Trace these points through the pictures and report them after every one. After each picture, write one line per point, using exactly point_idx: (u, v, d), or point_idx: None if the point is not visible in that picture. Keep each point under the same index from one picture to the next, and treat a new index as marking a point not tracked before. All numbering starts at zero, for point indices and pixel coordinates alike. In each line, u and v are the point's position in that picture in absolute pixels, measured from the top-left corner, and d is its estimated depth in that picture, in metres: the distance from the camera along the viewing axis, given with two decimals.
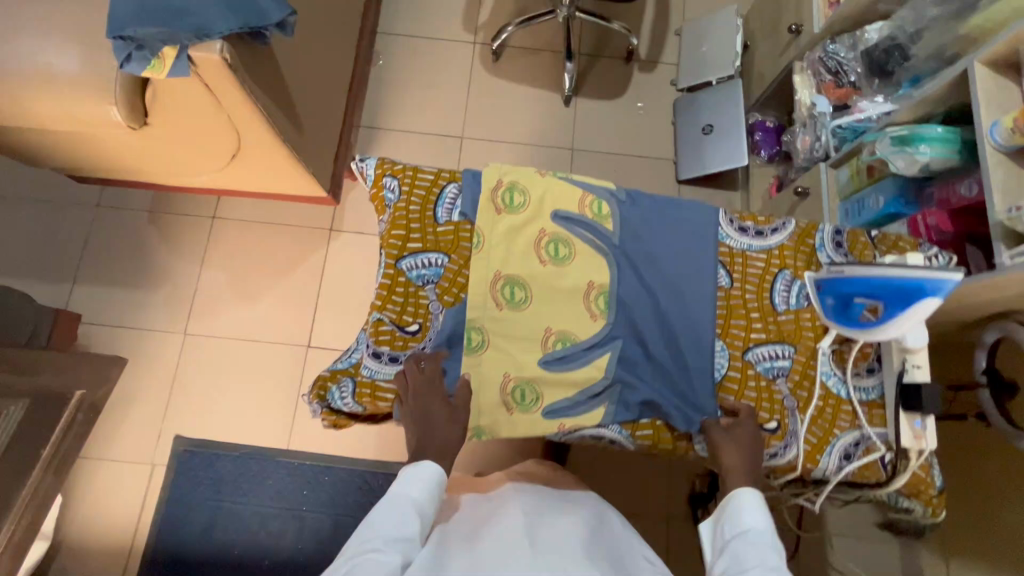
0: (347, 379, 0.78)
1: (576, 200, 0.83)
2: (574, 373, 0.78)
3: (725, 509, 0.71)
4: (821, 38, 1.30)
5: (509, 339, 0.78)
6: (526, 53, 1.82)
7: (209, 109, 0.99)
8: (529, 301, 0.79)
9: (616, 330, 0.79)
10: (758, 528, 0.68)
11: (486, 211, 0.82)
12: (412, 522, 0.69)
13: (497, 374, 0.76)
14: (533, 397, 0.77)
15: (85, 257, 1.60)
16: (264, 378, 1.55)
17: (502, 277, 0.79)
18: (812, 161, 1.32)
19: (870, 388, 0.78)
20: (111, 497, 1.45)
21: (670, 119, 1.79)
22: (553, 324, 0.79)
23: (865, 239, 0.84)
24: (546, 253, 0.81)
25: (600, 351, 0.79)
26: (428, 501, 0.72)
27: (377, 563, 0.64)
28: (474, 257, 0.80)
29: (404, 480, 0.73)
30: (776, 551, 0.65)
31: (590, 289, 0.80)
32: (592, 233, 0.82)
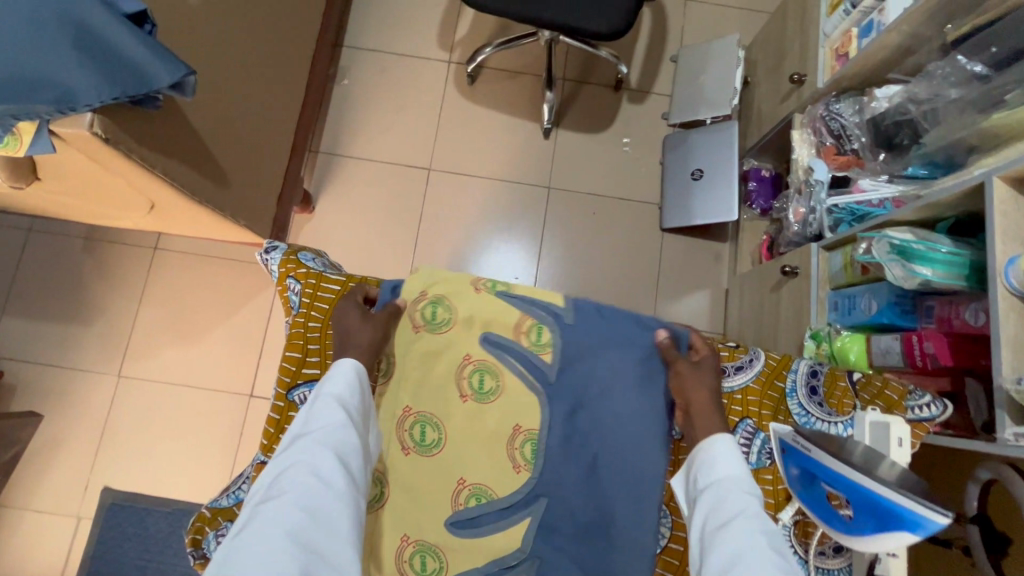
0: (228, 523, 0.70)
1: (510, 326, 0.82)
2: (485, 540, 0.75)
3: (700, 454, 0.69)
4: (826, 93, 1.15)
5: (420, 492, 0.75)
6: (506, 76, 1.66)
7: (102, 173, 0.85)
8: (440, 444, 0.78)
9: (540, 486, 0.77)
10: (734, 471, 0.66)
11: (406, 331, 0.81)
12: (338, 418, 0.68)
13: (396, 535, 0.75)
14: (436, 565, 0.74)
15: (14, 286, 1.48)
16: (202, 428, 1.44)
17: (412, 414, 0.78)
18: (806, 235, 1.17)
19: (836, 570, 0.67)
20: (33, 550, 1.36)
21: (659, 158, 1.64)
22: (468, 474, 0.77)
23: (846, 383, 0.71)
24: (469, 386, 0.79)
25: (520, 513, 0.76)
26: (350, 400, 0.70)
27: (308, 472, 0.63)
28: (388, 388, 0.79)
29: (322, 387, 0.70)
30: (753, 496, 0.63)
31: (515, 435, 0.78)
32: (523, 363, 0.81)
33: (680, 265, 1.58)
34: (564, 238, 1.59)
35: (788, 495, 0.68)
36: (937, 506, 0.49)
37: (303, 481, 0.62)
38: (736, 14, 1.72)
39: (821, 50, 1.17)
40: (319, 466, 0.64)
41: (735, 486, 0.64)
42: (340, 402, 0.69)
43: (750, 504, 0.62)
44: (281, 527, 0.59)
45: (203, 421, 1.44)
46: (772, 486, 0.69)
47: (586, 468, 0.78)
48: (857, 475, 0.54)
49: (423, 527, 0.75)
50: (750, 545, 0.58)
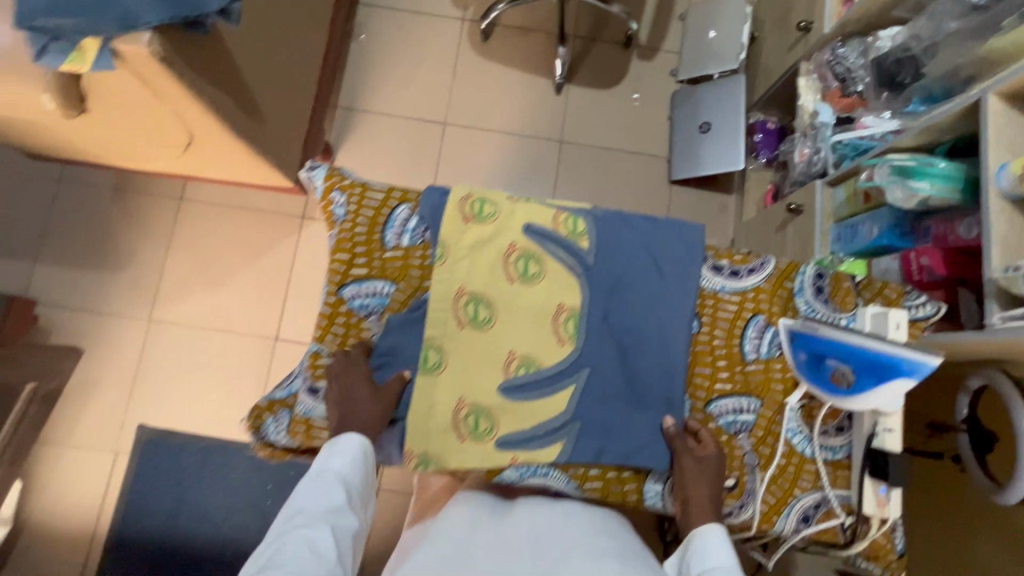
0: (284, 411, 0.75)
1: (549, 215, 0.77)
2: (533, 405, 0.72)
3: (695, 539, 0.65)
4: (831, 39, 1.20)
5: (469, 364, 0.73)
6: (518, 33, 1.70)
7: (151, 102, 0.91)
8: (493, 321, 0.74)
9: (582, 359, 0.74)
10: (727, 563, 0.62)
11: (453, 220, 0.76)
12: (337, 495, 0.63)
13: (451, 398, 0.72)
14: (488, 425, 0.72)
15: (45, 235, 1.53)
16: (231, 369, 1.51)
17: (465, 294, 0.74)
18: (809, 175, 1.24)
19: (837, 447, 0.74)
20: (74, 482, 1.43)
21: (666, 113, 1.69)
22: (517, 347, 0.74)
23: (848, 284, 0.78)
24: (514, 271, 0.75)
25: (565, 381, 0.73)
26: (353, 477, 0.66)
27: (303, 551, 0.57)
28: (435, 272, 0.74)
29: (323, 461, 0.67)
30: None
31: (559, 312, 0.75)
32: (566, 252, 0.76)
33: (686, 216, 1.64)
34: (575, 190, 1.64)
35: (797, 380, 0.73)
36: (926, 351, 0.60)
37: (297, 556, 0.56)
38: None
39: None
40: (316, 543, 0.58)
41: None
42: (342, 479, 0.65)
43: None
44: None
45: (232, 363, 1.51)
46: (782, 373, 0.75)
47: (619, 362, 0.74)
48: (866, 341, 0.63)
49: (477, 389, 0.72)
50: None
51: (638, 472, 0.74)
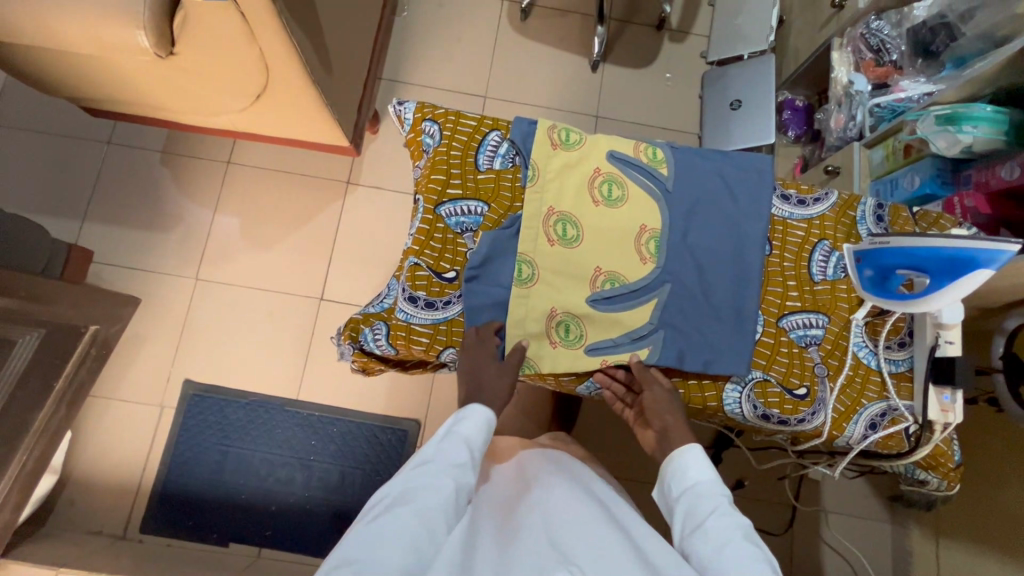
0: (380, 323, 0.77)
1: (629, 144, 0.83)
2: (620, 316, 0.78)
3: (674, 460, 0.74)
4: (865, 13, 1.26)
5: (559, 277, 0.78)
6: (555, 14, 1.77)
7: (241, 39, 0.95)
8: (581, 239, 0.79)
9: (664, 275, 0.79)
10: (704, 476, 0.71)
11: (543, 145, 0.81)
12: (462, 455, 0.71)
13: (544, 307, 0.77)
14: (578, 333, 0.78)
15: (95, 194, 1.56)
16: (275, 328, 1.53)
17: (555, 214, 0.79)
18: (845, 141, 1.32)
19: (900, 360, 0.79)
20: (119, 436, 1.45)
21: (697, 92, 1.76)
22: (603, 263, 0.79)
23: (907, 215, 0.83)
24: (599, 194, 0.80)
25: (647, 295, 0.78)
26: (478, 440, 0.74)
27: (430, 493, 0.65)
28: (528, 192, 0.79)
29: (453, 425, 0.75)
30: (723, 495, 0.69)
31: (641, 232, 0.80)
32: (646, 177, 0.81)
33: None
34: None
35: (862, 299, 0.79)
36: (1005, 239, 0.64)
37: (426, 494, 0.64)
38: None
39: None
40: (439, 491, 0.65)
41: (710, 490, 0.70)
42: (468, 441, 0.73)
43: (722, 500, 0.69)
44: (402, 536, 0.59)
45: (276, 322, 1.53)
46: (847, 293, 0.80)
47: (696, 279, 0.79)
48: (939, 241, 0.66)
49: (569, 300, 0.78)
50: (730, 537, 0.63)
51: (717, 380, 0.79)
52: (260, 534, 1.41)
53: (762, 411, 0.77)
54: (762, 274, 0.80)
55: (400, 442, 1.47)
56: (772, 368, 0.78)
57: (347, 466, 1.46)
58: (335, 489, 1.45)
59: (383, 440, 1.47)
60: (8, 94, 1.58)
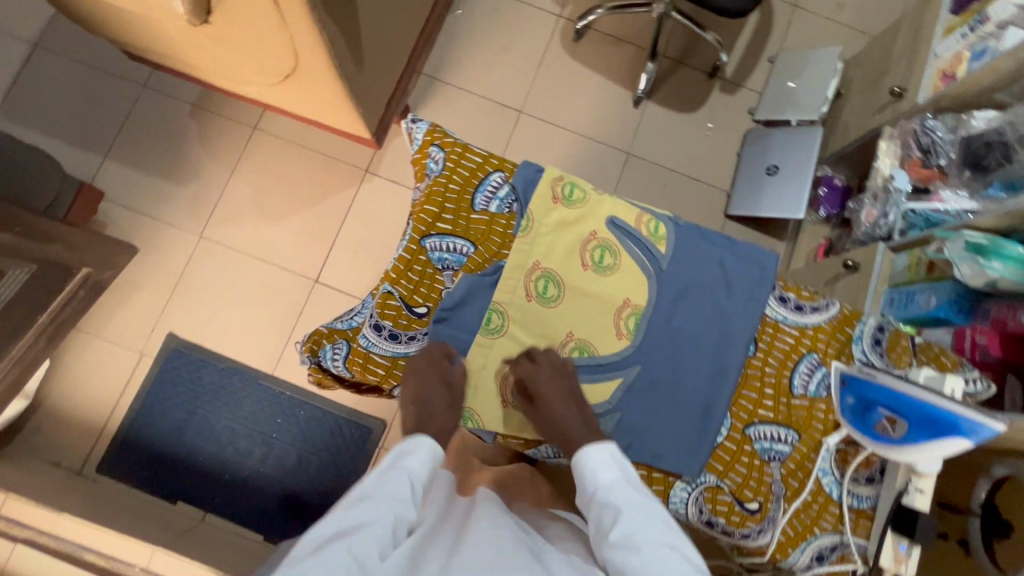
0: (342, 341, 0.76)
1: (633, 213, 0.79)
2: (583, 387, 0.75)
3: (577, 468, 0.69)
4: (922, 109, 1.21)
5: (529, 333, 0.75)
6: (609, 41, 1.72)
7: (273, 23, 0.94)
8: (560, 300, 0.76)
9: (637, 356, 0.76)
10: (607, 479, 0.66)
11: (543, 196, 0.78)
12: (403, 488, 0.65)
13: (500, 364, 0.74)
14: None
15: (121, 134, 1.59)
16: (264, 301, 1.53)
17: (539, 269, 0.76)
18: (872, 237, 1.25)
19: (864, 496, 0.75)
20: (95, 374, 1.47)
21: (736, 149, 1.70)
22: (577, 329, 0.76)
23: (906, 343, 0.79)
24: (589, 258, 0.77)
25: (614, 373, 0.76)
26: (421, 472, 0.68)
27: (371, 529, 0.59)
28: (517, 241, 0.76)
29: (395, 459, 0.68)
30: (631, 493, 0.65)
31: (623, 307, 0.76)
32: (643, 251, 0.78)
33: None
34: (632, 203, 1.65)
35: (838, 424, 0.75)
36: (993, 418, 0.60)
37: (361, 535, 0.58)
38: (843, 29, 1.75)
39: (929, 68, 1.22)
40: (379, 530, 0.59)
41: (613, 493, 0.65)
42: (412, 474, 0.67)
43: (632, 502, 0.64)
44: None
45: (266, 294, 1.54)
46: (825, 414, 0.76)
47: (668, 366, 0.76)
48: (925, 394, 0.65)
49: (531, 359, 0.75)
50: (643, 547, 0.59)
51: (667, 475, 0.75)
52: (209, 499, 1.43)
53: (707, 517, 0.74)
54: (740, 376, 0.76)
55: (362, 438, 1.47)
56: (729, 475, 0.75)
57: (305, 451, 1.47)
58: (290, 470, 1.45)
59: (346, 433, 1.48)
60: (59, 20, 1.61)
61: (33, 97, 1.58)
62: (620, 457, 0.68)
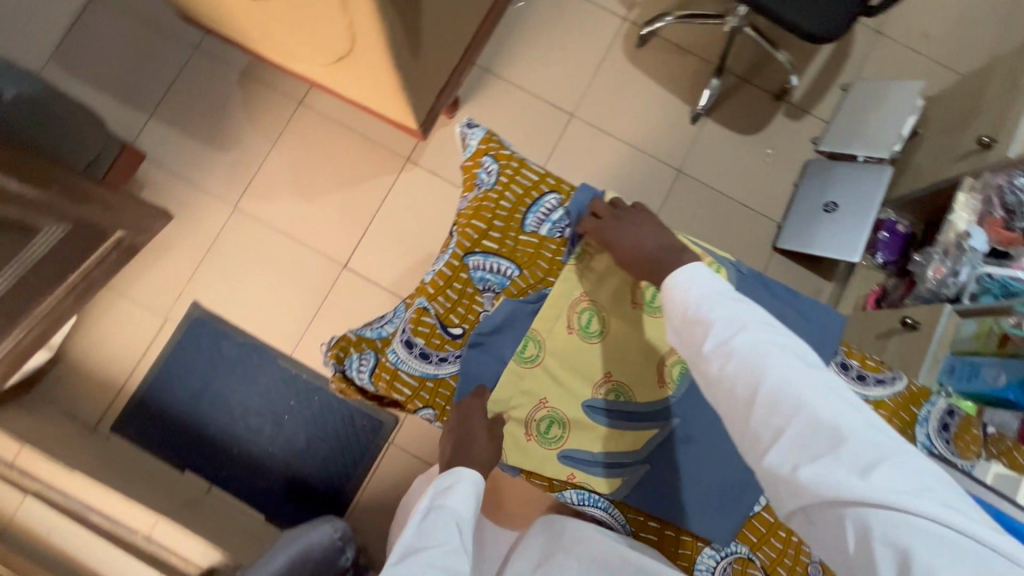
0: (370, 352, 0.73)
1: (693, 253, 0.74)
2: (614, 431, 0.70)
3: (666, 289, 0.64)
4: (1013, 164, 1.11)
5: (565, 368, 0.70)
6: (674, 51, 1.64)
7: (333, 6, 0.90)
8: (602, 337, 0.71)
9: (677, 408, 0.70)
10: (698, 293, 0.61)
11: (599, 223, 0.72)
12: (451, 535, 0.62)
13: (534, 394, 0.69)
14: (559, 435, 0.69)
15: (168, 96, 1.57)
16: (291, 280, 1.51)
17: (586, 301, 0.71)
18: (937, 296, 1.16)
19: None
20: (119, 333, 1.48)
21: (794, 179, 1.61)
22: (615, 369, 0.71)
23: (977, 431, 0.73)
24: (641, 296, 0.71)
25: (649, 423, 0.70)
26: (465, 509, 0.64)
27: None
28: (565, 269, 0.72)
29: (435, 500, 0.65)
30: (727, 304, 0.59)
31: (670, 353, 0.71)
32: None
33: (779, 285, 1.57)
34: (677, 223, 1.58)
35: None
36: None
37: None
38: (927, 63, 1.63)
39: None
40: None
41: (707, 305, 0.59)
42: (456, 515, 0.63)
43: (730, 309, 0.59)
44: None
45: (294, 273, 1.52)
46: None
47: (709, 423, 0.70)
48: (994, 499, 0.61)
49: (563, 396, 0.70)
50: (751, 358, 0.55)
51: (696, 540, 0.70)
52: (216, 472, 1.43)
53: None
54: None
55: (373, 431, 1.45)
56: (762, 547, 0.69)
57: (316, 436, 1.45)
58: (298, 454, 1.44)
59: (357, 424, 1.45)
60: None
61: (87, 48, 1.57)
62: (708, 271, 0.62)
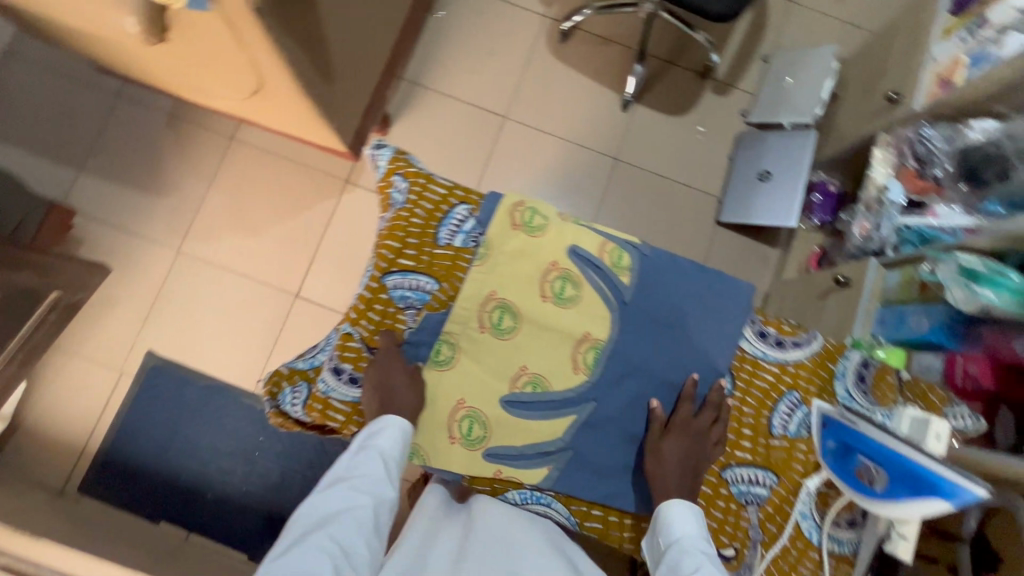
0: (303, 384, 0.74)
1: (596, 242, 0.75)
2: (535, 423, 0.72)
3: (659, 518, 0.69)
4: (918, 117, 1.15)
5: (483, 367, 0.72)
6: (598, 42, 1.66)
7: (231, 44, 0.90)
8: (516, 332, 0.73)
9: (593, 391, 0.73)
10: (690, 534, 0.66)
11: (501, 224, 0.75)
12: (375, 469, 0.69)
13: (451, 397, 0.72)
14: (480, 434, 0.72)
15: (95, 147, 1.55)
16: (244, 317, 1.50)
17: (494, 299, 0.73)
18: (864, 251, 1.21)
19: (845, 541, 0.72)
20: (76, 393, 1.45)
21: (728, 153, 1.65)
22: (531, 363, 0.73)
23: (892, 380, 0.76)
24: (550, 289, 0.74)
25: (569, 409, 0.72)
26: (391, 451, 0.69)
27: (349, 517, 0.65)
28: (472, 273, 0.73)
29: (366, 437, 0.69)
30: (707, 556, 0.65)
31: (583, 340, 0.73)
32: (605, 282, 0.74)
33: (726, 259, 1.61)
34: (621, 210, 1.60)
35: (819, 466, 0.73)
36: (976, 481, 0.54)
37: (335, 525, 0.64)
38: (840, 26, 1.69)
39: (926, 73, 1.16)
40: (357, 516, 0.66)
41: (691, 546, 0.65)
42: (382, 453, 0.68)
43: (707, 561, 0.64)
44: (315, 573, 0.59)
45: (247, 309, 1.51)
46: (804, 455, 0.74)
47: (631, 402, 0.74)
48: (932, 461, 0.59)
49: (479, 394, 0.72)
50: None
51: (638, 522, 0.74)
52: (193, 518, 1.42)
53: None
54: (712, 412, 0.74)
55: None
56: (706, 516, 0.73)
57: (289, 469, 1.45)
58: (274, 488, 1.44)
59: (330, 451, 1.45)
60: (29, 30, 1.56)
61: (5, 109, 1.54)
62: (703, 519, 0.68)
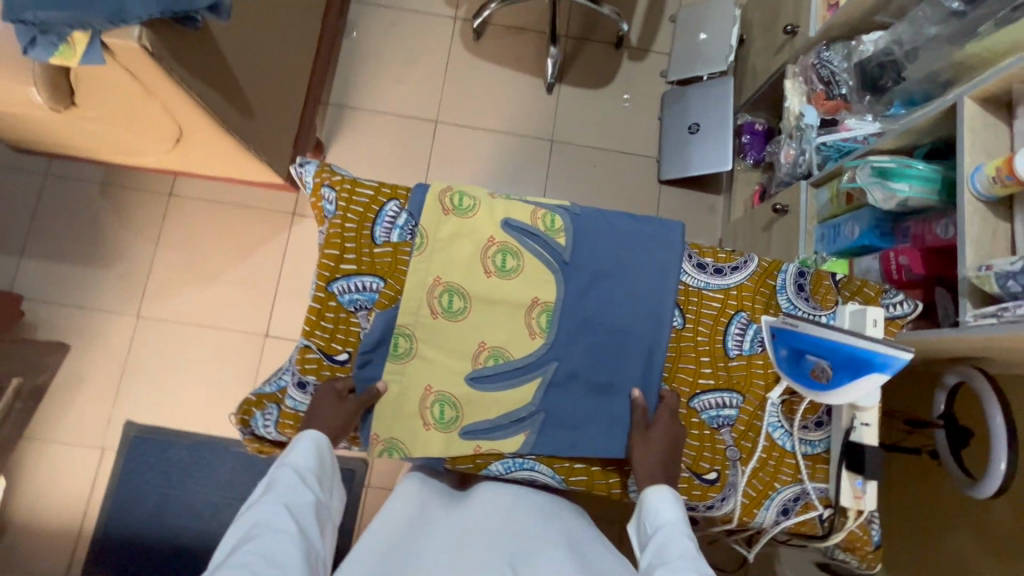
0: (272, 406, 0.75)
1: (527, 210, 0.78)
2: (502, 394, 0.75)
3: (642, 509, 0.70)
4: (817, 42, 1.21)
5: (443, 351, 0.75)
6: (511, 33, 1.70)
7: (139, 94, 0.90)
8: (468, 312, 0.75)
9: (552, 351, 0.76)
10: (673, 519, 0.68)
11: (432, 211, 0.76)
12: (291, 482, 0.66)
13: (418, 387, 0.74)
14: (453, 415, 0.74)
15: (32, 231, 1.52)
16: (218, 367, 1.49)
17: (440, 284, 0.75)
18: (794, 176, 1.27)
19: (816, 441, 0.76)
20: (60, 479, 1.42)
21: (657, 113, 1.70)
22: (488, 338, 0.75)
23: (829, 283, 0.80)
24: (492, 264, 0.76)
25: (531, 374, 0.75)
26: (306, 464, 0.68)
27: (269, 532, 0.60)
28: (414, 263, 0.75)
29: (278, 460, 0.68)
30: (689, 538, 0.66)
31: (533, 306, 0.76)
32: (543, 247, 0.77)
33: (676, 214, 1.65)
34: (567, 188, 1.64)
35: (778, 377, 0.76)
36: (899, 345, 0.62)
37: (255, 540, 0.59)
38: None
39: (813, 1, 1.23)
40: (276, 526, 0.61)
41: (672, 532, 0.66)
42: (296, 468, 0.67)
43: (687, 544, 0.65)
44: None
45: (218, 359, 1.50)
46: (762, 369, 0.78)
47: (592, 355, 0.76)
48: (880, 347, 0.63)
49: (445, 378, 0.74)
50: None
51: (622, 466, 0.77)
52: None
53: None
54: (668, 347, 0.77)
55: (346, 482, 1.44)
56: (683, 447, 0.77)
57: None
58: None
59: None
60: None
61: None
62: (683, 504, 0.70)
